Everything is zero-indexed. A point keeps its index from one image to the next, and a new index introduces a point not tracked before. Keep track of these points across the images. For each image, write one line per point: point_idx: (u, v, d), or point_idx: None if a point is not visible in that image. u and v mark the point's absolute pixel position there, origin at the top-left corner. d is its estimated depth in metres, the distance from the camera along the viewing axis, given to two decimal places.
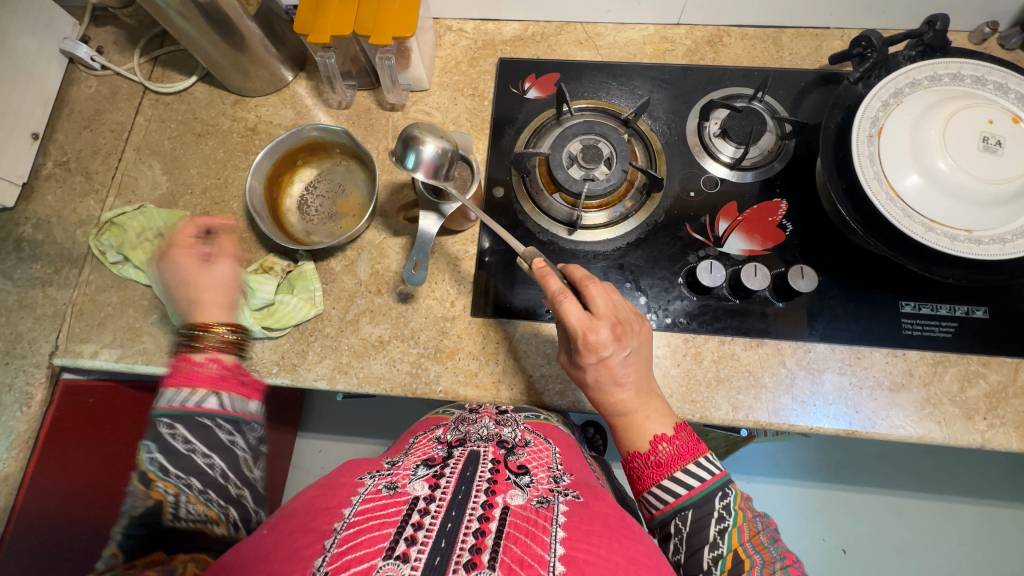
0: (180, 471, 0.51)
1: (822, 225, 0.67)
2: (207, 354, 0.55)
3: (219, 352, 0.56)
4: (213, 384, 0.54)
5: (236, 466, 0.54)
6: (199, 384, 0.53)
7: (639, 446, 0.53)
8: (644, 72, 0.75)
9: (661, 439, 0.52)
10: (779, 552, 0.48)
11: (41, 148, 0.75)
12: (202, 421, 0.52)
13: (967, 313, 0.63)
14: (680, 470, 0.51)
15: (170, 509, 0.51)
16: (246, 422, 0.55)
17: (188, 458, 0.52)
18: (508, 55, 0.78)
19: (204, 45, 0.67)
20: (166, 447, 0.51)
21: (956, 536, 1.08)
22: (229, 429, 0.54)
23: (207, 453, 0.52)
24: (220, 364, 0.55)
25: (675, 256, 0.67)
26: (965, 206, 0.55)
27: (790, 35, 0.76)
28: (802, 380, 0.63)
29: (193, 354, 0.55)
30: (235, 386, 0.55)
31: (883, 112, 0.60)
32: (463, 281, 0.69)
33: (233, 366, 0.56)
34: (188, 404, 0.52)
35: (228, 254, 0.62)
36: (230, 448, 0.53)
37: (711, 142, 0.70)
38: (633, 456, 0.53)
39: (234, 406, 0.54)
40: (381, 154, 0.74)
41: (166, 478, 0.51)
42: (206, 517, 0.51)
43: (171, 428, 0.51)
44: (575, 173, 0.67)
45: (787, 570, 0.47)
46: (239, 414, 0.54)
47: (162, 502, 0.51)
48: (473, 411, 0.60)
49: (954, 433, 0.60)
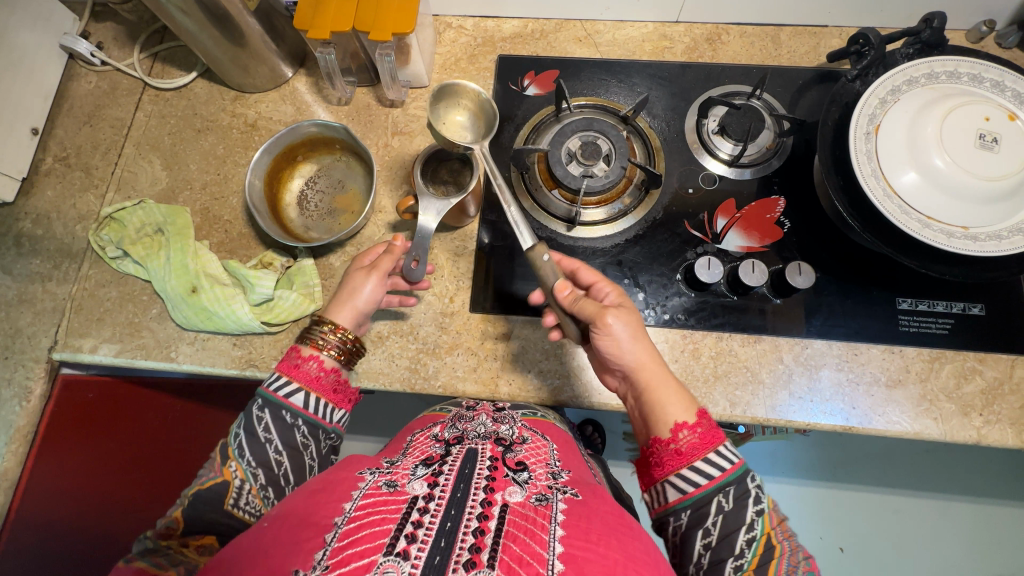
0: (253, 458, 0.52)
1: (820, 223, 0.68)
2: (314, 351, 0.56)
3: (325, 354, 0.57)
4: (309, 383, 0.55)
5: (301, 471, 0.54)
6: (298, 378, 0.55)
7: (684, 416, 0.51)
8: (643, 70, 0.75)
9: (703, 412, 0.51)
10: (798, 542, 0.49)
11: (40, 143, 0.75)
12: (287, 417, 0.53)
13: (964, 310, 0.64)
14: (722, 445, 0.50)
15: (233, 493, 0.51)
16: (323, 430, 0.56)
17: (264, 447, 0.53)
18: (507, 52, 0.78)
19: (205, 40, 0.67)
20: (250, 428, 0.53)
21: (952, 534, 1.08)
22: (306, 432, 0.55)
23: (281, 450, 0.53)
24: (322, 367, 0.56)
25: (673, 252, 0.67)
26: (962, 203, 0.56)
27: (788, 33, 0.76)
28: (799, 375, 0.63)
29: (305, 347, 0.57)
30: (326, 393, 0.56)
31: (881, 109, 0.60)
32: (462, 277, 0.70)
33: (333, 372, 0.57)
34: (281, 393, 0.54)
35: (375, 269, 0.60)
36: (302, 452, 0.54)
37: (709, 140, 0.70)
38: (677, 428, 0.50)
39: (318, 412, 0.56)
40: (381, 151, 0.74)
41: (240, 461, 0.52)
42: (258, 513, 0.52)
43: (261, 412, 0.53)
44: (574, 170, 0.67)
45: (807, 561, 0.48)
46: (320, 420, 0.56)
47: (228, 484, 0.51)
48: (472, 408, 0.60)
49: (950, 429, 0.60)
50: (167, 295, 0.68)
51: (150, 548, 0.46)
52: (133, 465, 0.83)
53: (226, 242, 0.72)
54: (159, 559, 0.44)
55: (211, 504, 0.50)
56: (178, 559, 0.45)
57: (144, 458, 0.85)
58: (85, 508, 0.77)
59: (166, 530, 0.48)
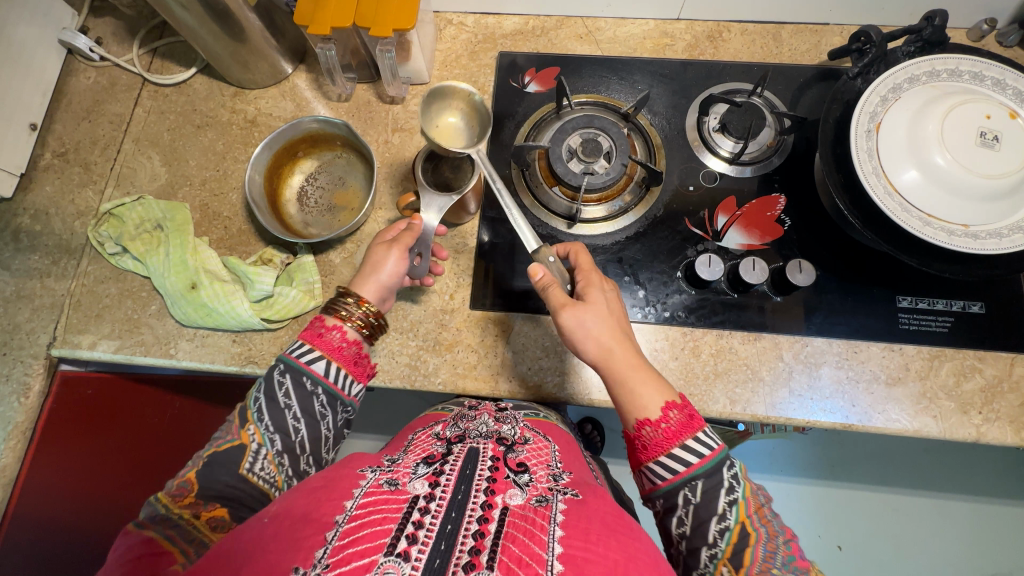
0: (271, 423, 0.53)
1: (821, 222, 0.67)
2: (337, 321, 0.57)
3: (348, 325, 0.57)
4: (330, 353, 0.56)
5: (317, 441, 0.55)
6: (320, 346, 0.56)
7: (649, 413, 0.50)
8: (644, 67, 0.75)
9: (672, 406, 0.50)
10: (780, 526, 0.49)
11: (39, 139, 0.75)
12: (307, 383, 0.54)
13: (964, 308, 0.64)
14: (690, 439, 0.49)
15: (248, 457, 0.52)
16: (342, 400, 0.57)
17: (283, 413, 0.53)
18: (508, 49, 0.78)
19: (205, 35, 0.67)
20: (271, 392, 0.54)
21: (950, 533, 1.09)
22: (325, 402, 0.55)
23: (299, 416, 0.54)
24: (345, 338, 0.57)
25: (674, 249, 0.67)
26: (962, 202, 0.56)
27: (790, 31, 0.76)
28: (799, 373, 0.63)
29: (329, 316, 0.58)
30: (346, 364, 0.57)
31: (882, 107, 0.60)
32: (462, 274, 0.69)
33: (355, 344, 0.57)
34: (303, 359, 0.55)
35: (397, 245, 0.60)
36: (319, 421, 0.55)
37: (710, 137, 0.70)
38: (641, 425, 0.50)
39: (337, 382, 0.56)
40: (381, 147, 0.74)
41: (257, 424, 0.53)
42: (272, 480, 0.52)
43: (282, 376, 0.55)
44: (575, 167, 0.67)
45: (789, 545, 0.48)
46: (338, 392, 0.56)
47: (245, 448, 0.52)
48: (472, 407, 0.60)
49: (949, 427, 0.60)
50: (166, 291, 0.67)
51: (161, 515, 0.47)
52: (133, 462, 0.83)
53: (225, 238, 0.72)
54: (171, 531, 0.46)
55: (228, 468, 0.51)
56: (188, 533, 0.47)
57: (143, 455, 0.85)
58: (85, 505, 0.76)
59: (177, 491, 0.49)
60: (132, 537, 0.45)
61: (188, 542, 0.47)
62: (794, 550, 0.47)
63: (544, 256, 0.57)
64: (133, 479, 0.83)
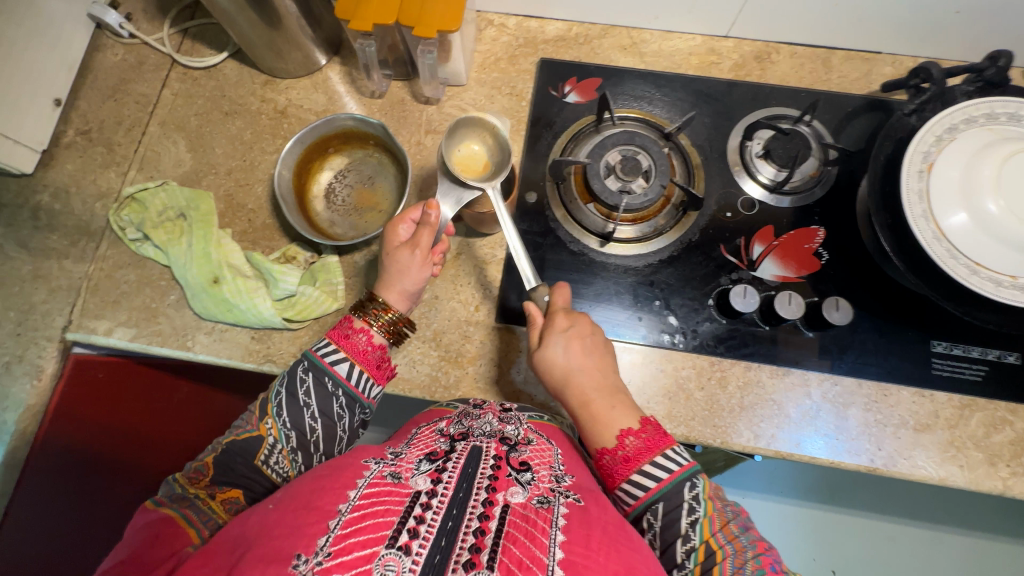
0: (289, 419, 0.53)
1: (859, 258, 0.66)
2: (364, 324, 0.57)
3: (374, 329, 0.57)
4: (357, 356, 0.56)
5: (330, 440, 0.55)
6: (347, 348, 0.56)
7: (606, 443, 0.52)
8: (688, 85, 0.73)
9: (627, 433, 0.52)
10: (750, 541, 0.47)
11: (62, 115, 0.73)
12: (328, 382, 0.54)
13: (999, 358, 0.63)
14: (647, 463, 0.50)
15: (264, 449, 0.53)
16: (361, 402, 0.57)
17: (302, 411, 0.54)
18: (549, 55, 0.75)
19: (241, 22, 0.65)
20: (293, 387, 0.55)
21: (946, 566, 1.08)
22: (343, 404, 0.55)
23: (316, 415, 0.54)
24: (371, 342, 0.57)
25: (707, 276, 0.66)
26: (1016, 251, 0.54)
27: (840, 57, 0.74)
28: (826, 412, 0.62)
29: (358, 318, 0.58)
30: (369, 368, 0.57)
31: (936, 147, 0.58)
32: (489, 285, 0.68)
33: (379, 349, 0.57)
34: (328, 360, 0.56)
35: (420, 247, 0.58)
36: (336, 422, 0.55)
37: (751, 162, 0.68)
38: (601, 453, 0.52)
39: (359, 385, 0.56)
40: (413, 148, 0.72)
41: (276, 418, 0.54)
42: (286, 475, 0.53)
43: (306, 373, 0.55)
44: (612, 184, 0.66)
45: (758, 559, 0.45)
46: (358, 395, 0.56)
47: (262, 440, 0.53)
48: (478, 405, 0.55)
49: (976, 477, 0.59)
50: (187, 283, 0.66)
51: (179, 494, 0.49)
52: (139, 443, 0.82)
53: (249, 231, 0.70)
54: (187, 510, 0.47)
55: (243, 457, 0.52)
56: (203, 512, 0.48)
57: (151, 441, 0.84)
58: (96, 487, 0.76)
59: (194, 473, 0.51)
60: (150, 514, 0.46)
61: (202, 523, 0.47)
62: (764, 563, 0.45)
63: (538, 294, 0.60)
64: (144, 463, 0.82)
